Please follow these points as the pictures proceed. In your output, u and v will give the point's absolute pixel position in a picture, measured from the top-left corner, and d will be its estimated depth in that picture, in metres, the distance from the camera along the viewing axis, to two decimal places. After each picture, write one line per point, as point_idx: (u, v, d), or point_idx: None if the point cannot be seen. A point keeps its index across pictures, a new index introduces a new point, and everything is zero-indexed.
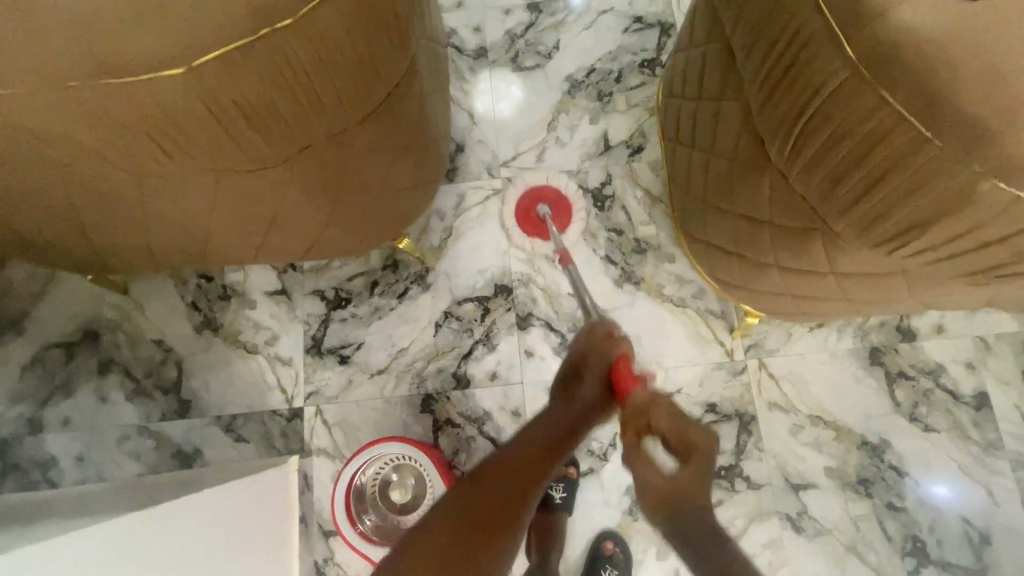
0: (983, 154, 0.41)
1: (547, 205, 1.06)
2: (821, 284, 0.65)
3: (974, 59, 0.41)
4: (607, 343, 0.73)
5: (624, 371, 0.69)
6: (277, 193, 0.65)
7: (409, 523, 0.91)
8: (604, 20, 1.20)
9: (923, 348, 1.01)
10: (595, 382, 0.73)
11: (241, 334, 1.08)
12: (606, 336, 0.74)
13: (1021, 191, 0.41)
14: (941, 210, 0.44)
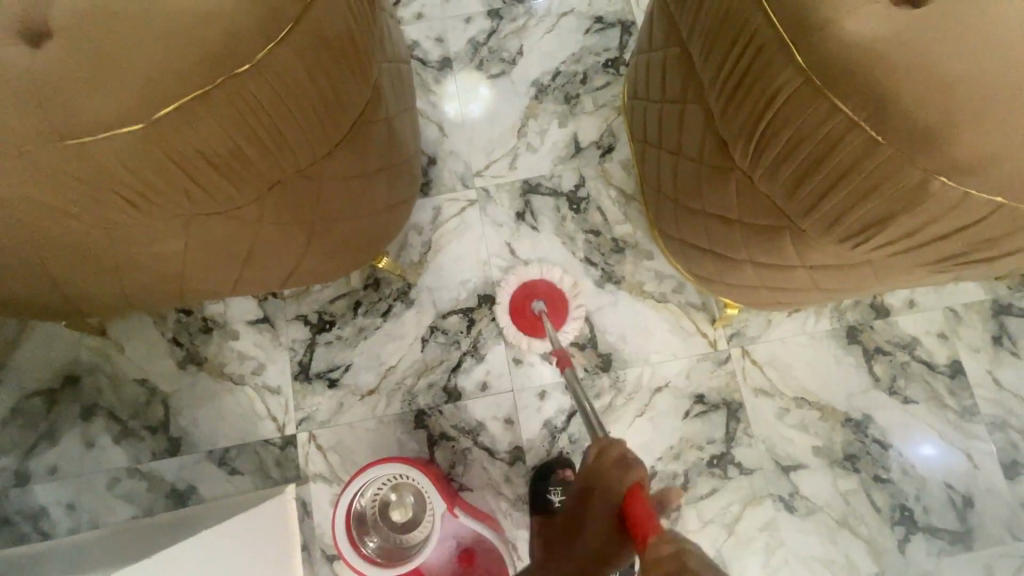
0: (934, 150, 0.42)
1: (541, 302, 1.02)
2: (792, 277, 0.67)
3: (914, 62, 0.43)
4: (619, 473, 0.57)
5: (643, 513, 0.52)
6: (250, 230, 0.65)
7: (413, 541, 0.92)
8: (565, 23, 1.21)
9: (897, 322, 1.04)
10: (604, 509, 0.56)
11: (226, 366, 1.07)
12: (618, 461, 0.58)
13: (965, 185, 0.43)
14: (897, 207, 0.46)
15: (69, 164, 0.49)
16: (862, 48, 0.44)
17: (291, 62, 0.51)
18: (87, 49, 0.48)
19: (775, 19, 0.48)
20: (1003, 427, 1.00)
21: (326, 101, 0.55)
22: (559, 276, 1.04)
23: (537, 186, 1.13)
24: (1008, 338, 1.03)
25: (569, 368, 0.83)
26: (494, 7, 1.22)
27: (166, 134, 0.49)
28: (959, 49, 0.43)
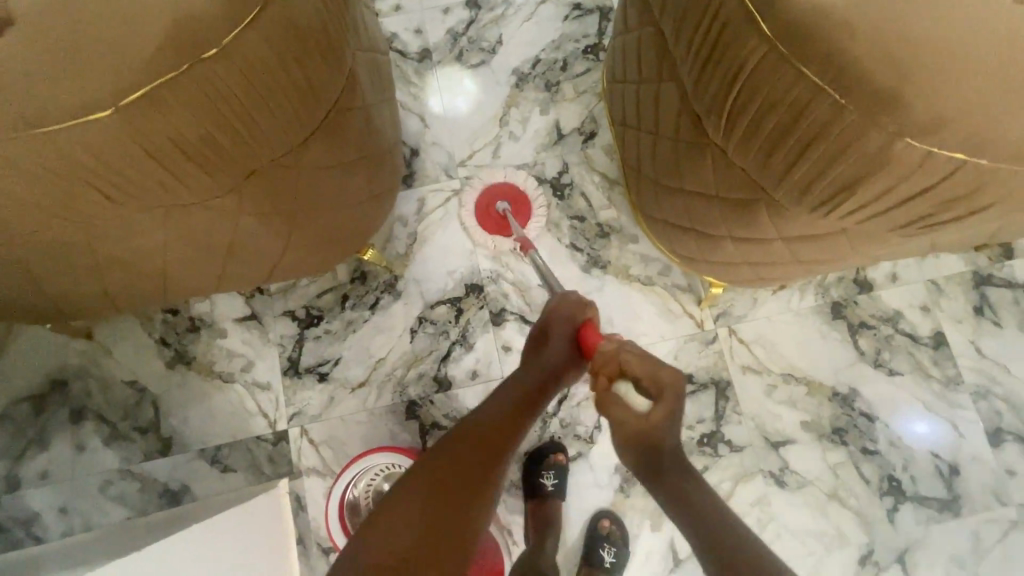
0: (894, 113, 0.43)
1: (505, 202, 1.08)
2: (772, 250, 0.67)
3: (875, 27, 0.43)
4: (575, 309, 0.79)
5: (592, 334, 0.76)
6: (228, 222, 0.65)
7: None
8: (544, 11, 1.21)
9: (880, 297, 1.05)
10: (562, 337, 0.77)
11: (215, 365, 1.06)
12: (575, 302, 0.80)
13: (929, 146, 0.44)
14: (864, 171, 0.47)
15: (38, 158, 0.49)
16: (825, 15, 0.44)
17: (259, 49, 0.51)
18: (49, 41, 0.47)
19: None
20: (986, 396, 1.01)
21: (297, 88, 0.55)
22: (525, 180, 1.10)
23: (521, 174, 1.13)
24: (989, 309, 1.05)
25: (531, 250, 0.99)
26: None
27: (136, 124, 0.49)
28: (919, 12, 0.43)
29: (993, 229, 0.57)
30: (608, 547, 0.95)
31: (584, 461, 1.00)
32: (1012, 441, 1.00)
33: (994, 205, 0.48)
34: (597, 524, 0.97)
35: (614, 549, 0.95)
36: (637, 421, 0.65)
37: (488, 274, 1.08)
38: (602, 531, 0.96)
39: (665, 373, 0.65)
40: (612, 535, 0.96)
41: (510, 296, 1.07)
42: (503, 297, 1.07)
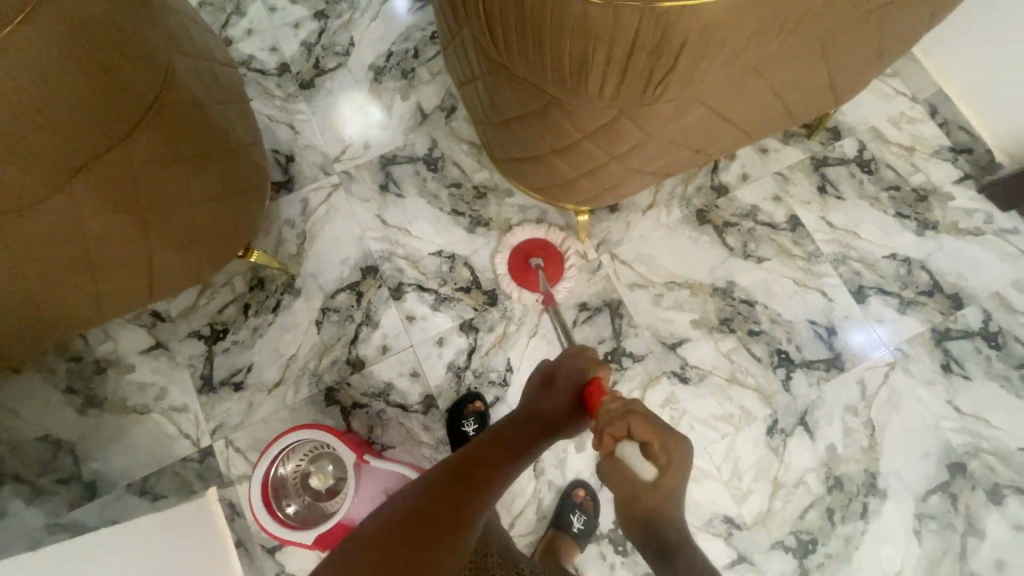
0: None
1: (539, 257, 1.09)
2: (584, 151, 0.76)
3: None
4: (587, 368, 0.86)
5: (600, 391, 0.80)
6: (69, 221, 0.69)
7: (333, 505, 0.95)
8: (387, 8, 1.29)
9: (736, 196, 1.16)
10: (565, 392, 0.84)
11: (129, 400, 1.07)
12: (589, 361, 0.87)
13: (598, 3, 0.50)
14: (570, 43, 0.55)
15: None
16: None
17: (35, 40, 0.56)
18: None
19: None
20: (845, 261, 1.12)
21: (82, 76, 0.60)
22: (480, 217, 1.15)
23: (394, 158, 1.19)
24: (831, 186, 1.16)
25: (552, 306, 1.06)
26: (319, 8, 1.29)
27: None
28: None
29: (733, 79, 0.66)
30: (579, 515, 0.98)
31: (503, 403, 1.07)
32: (874, 294, 1.11)
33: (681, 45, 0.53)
34: (573, 492, 1.00)
35: (584, 517, 0.98)
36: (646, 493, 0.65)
37: (380, 254, 1.14)
38: (576, 501, 0.99)
39: (677, 449, 0.65)
40: (585, 503, 0.99)
41: (405, 270, 1.13)
42: (398, 272, 1.13)
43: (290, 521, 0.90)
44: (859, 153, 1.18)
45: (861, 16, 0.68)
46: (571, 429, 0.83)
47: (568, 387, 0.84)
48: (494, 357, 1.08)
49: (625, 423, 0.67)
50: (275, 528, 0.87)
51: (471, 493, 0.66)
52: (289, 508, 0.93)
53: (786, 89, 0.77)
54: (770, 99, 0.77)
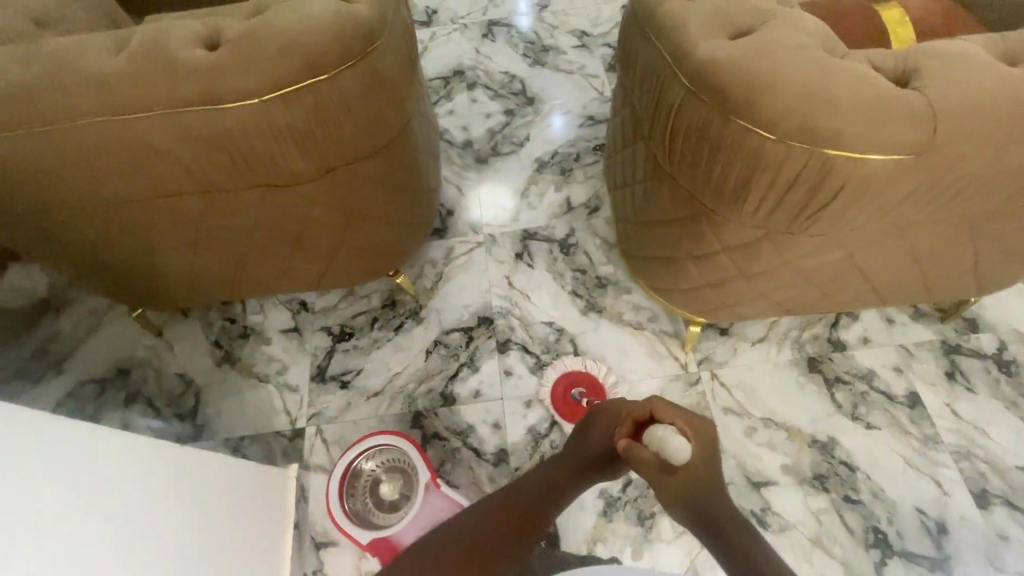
0: (747, 115, 0.62)
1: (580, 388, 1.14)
2: (720, 263, 0.85)
3: (761, 68, 0.62)
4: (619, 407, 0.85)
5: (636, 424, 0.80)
6: (304, 202, 0.89)
7: (387, 518, 0.99)
8: (563, 120, 1.54)
9: (854, 356, 1.15)
10: (602, 432, 0.83)
11: (255, 366, 1.23)
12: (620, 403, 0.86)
13: (787, 141, 0.61)
14: (746, 168, 0.65)
15: (188, 123, 0.72)
16: (713, 62, 0.65)
17: (355, 81, 0.75)
18: (235, 55, 0.71)
19: (664, 54, 0.72)
20: (968, 457, 1.05)
21: (370, 113, 0.80)
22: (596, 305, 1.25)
23: (534, 234, 1.36)
24: (961, 375, 1.12)
25: None
26: (510, 108, 1.57)
27: (255, 114, 0.72)
28: (787, 59, 0.62)
29: (881, 233, 0.73)
30: None
31: None
32: (999, 505, 1.01)
33: (845, 188, 0.63)
34: None
35: None
36: (677, 478, 0.70)
37: (499, 309, 1.26)
38: None
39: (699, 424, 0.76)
40: None
41: (515, 329, 1.23)
42: (509, 329, 1.23)
43: (349, 516, 0.97)
44: (997, 351, 1.13)
45: (1018, 212, 0.73)
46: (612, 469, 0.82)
47: (606, 430, 0.83)
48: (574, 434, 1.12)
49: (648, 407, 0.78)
50: (338, 517, 0.95)
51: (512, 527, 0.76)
52: (349, 506, 0.99)
53: (930, 260, 0.81)
54: (913, 264, 0.82)
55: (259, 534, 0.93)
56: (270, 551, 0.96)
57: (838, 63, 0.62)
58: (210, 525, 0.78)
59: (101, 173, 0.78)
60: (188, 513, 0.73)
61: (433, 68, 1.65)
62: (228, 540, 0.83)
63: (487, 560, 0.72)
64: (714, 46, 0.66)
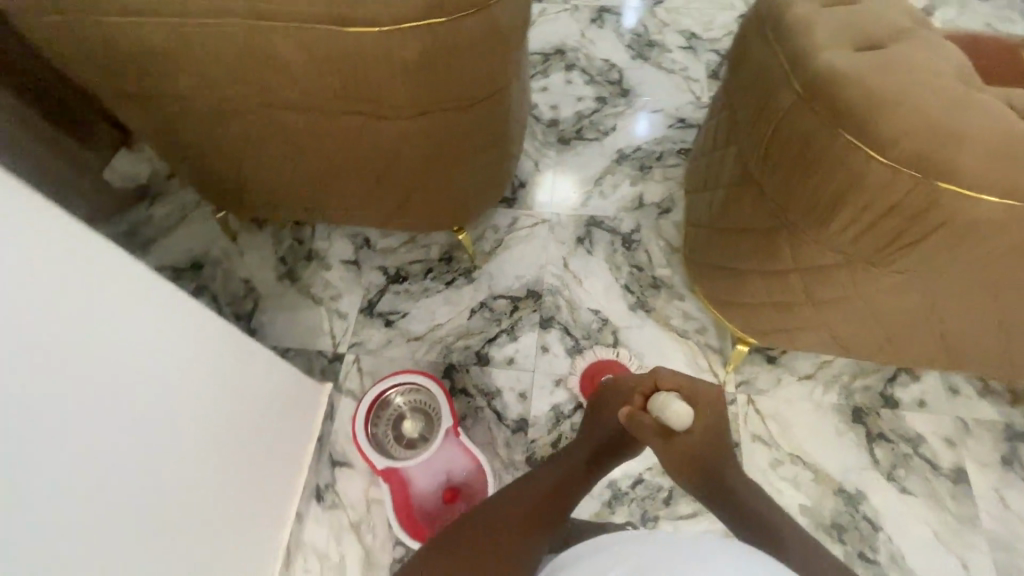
0: (854, 131, 0.61)
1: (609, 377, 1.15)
2: (788, 283, 0.83)
3: (886, 87, 0.60)
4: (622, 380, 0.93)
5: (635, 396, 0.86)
6: (396, 137, 0.93)
7: (401, 453, 1.04)
8: (654, 117, 1.53)
9: (904, 416, 1.09)
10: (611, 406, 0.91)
11: (312, 287, 1.30)
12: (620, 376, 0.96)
13: (897, 163, 0.59)
14: (844, 185, 0.63)
15: (313, 41, 0.76)
16: (837, 73, 0.63)
17: (473, 30, 0.77)
18: None
19: (784, 56, 0.71)
20: (1002, 546, 1.00)
21: (478, 62, 0.82)
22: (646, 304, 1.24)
23: (599, 223, 1.36)
24: (1018, 463, 1.05)
25: None
26: (603, 95, 1.57)
27: (373, 43, 0.76)
28: (916, 84, 0.60)
29: (971, 287, 0.69)
30: None
31: None
32: None
33: (946, 225, 0.60)
34: None
35: None
36: (681, 441, 0.78)
37: (549, 286, 1.27)
38: None
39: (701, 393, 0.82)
40: None
41: (561, 309, 1.25)
42: (555, 308, 1.25)
43: (370, 439, 1.01)
44: None
45: None
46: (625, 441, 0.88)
47: (613, 406, 0.90)
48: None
49: (654, 377, 0.84)
50: (361, 439, 0.99)
51: (554, 498, 0.78)
52: (372, 431, 1.03)
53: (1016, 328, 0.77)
54: (997, 329, 0.77)
55: (288, 437, 0.97)
56: (296, 453, 1.01)
57: (967, 97, 0.60)
58: (248, 418, 0.82)
59: (223, 75, 0.83)
60: (237, 398, 0.78)
61: (536, 42, 1.66)
62: (258, 435, 0.86)
63: (540, 520, 0.74)
64: (840, 56, 0.65)
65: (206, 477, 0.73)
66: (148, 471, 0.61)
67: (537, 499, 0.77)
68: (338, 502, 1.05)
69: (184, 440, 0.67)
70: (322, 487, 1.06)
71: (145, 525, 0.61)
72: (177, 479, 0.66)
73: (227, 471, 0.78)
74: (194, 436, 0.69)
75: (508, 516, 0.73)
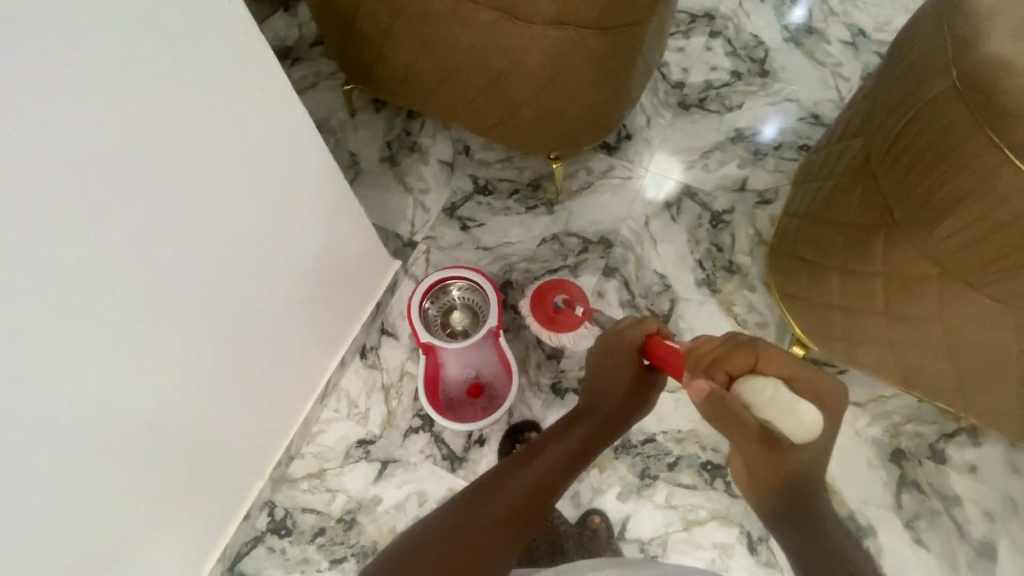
0: (1008, 135, 0.57)
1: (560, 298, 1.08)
2: (869, 289, 0.79)
3: None
4: (636, 328, 0.86)
5: (667, 354, 0.82)
6: (525, 49, 0.95)
7: (442, 335, 1.12)
8: (786, 106, 1.44)
9: (948, 475, 1.03)
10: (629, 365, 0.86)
11: (407, 177, 1.39)
12: (636, 321, 0.86)
13: None
14: (968, 188, 0.60)
15: None
16: (999, 68, 0.59)
17: None
18: None
19: (949, 44, 0.66)
20: None
21: None
22: (714, 284, 1.23)
23: (693, 194, 1.33)
24: None
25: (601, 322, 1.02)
26: (740, 70, 1.49)
27: None
28: None
29: None
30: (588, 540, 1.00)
31: None
32: None
33: None
34: (589, 518, 1.01)
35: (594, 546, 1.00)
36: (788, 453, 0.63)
37: (623, 240, 1.28)
38: (588, 525, 1.01)
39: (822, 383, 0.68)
40: (595, 531, 1.01)
41: (628, 264, 1.26)
42: (623, 261, 1.26)
43: (423, 312, 1.10)
44: None
45: None
46: (637, 395, 0.88)
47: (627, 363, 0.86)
48: (550, 339, 1.08)
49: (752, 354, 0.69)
50: (416, 308, 1.06)
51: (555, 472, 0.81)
52: (426, 307, 1.11)
53: None
54: None
55: (353, 299, 1.05)
56: (358, 311, 1.10)
57: None
58: (314, 278, 0.87)
59: None
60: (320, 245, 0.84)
61: None
62: (326, 290, 0.93)
63: (541, 500, 0.78)
64: (1015, 54, 0.60)
65: (188, 408, 0.73)
66: (237, 263, 0.69)
67: (538, 481, 0.79)
68: (377, 363, 1.15)
69: (239, 290, 0.72)
70: (366, 347, 1.16)
71: (221, 311, 0.71)
72: (247, 299, 0.75)
73: (230, 386, 0.80)
74: (287, 250, 0.78)
75: (510, 496, 0.76)
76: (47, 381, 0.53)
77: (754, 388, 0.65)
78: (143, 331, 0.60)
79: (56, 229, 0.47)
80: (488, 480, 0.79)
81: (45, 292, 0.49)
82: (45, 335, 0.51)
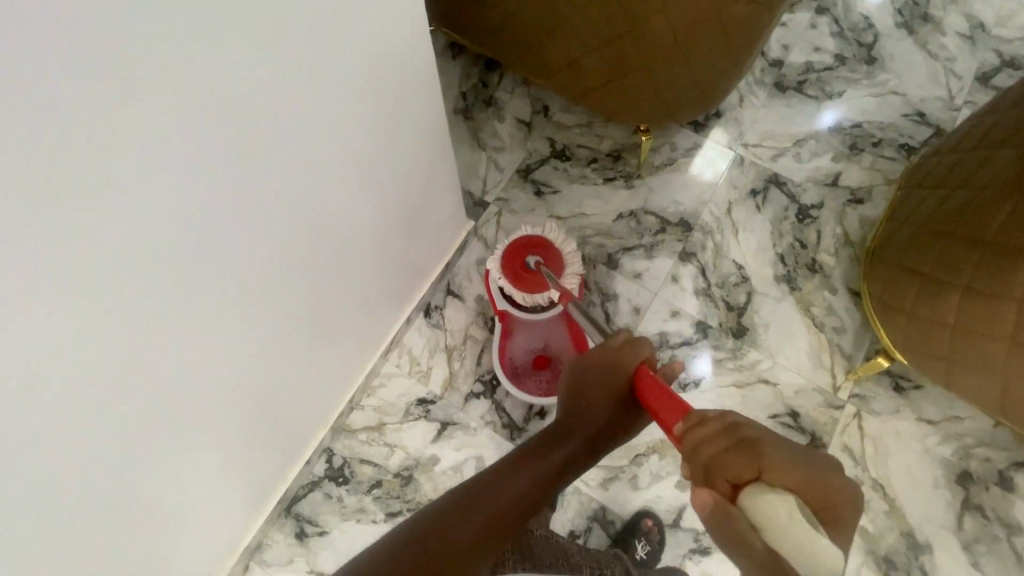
0: None
1: (537, 256, 1.03)
2: (994, 314, 0.75)
3: None
4: (628, 354, 0.75)
5: (658, 392, 0.69)
6: (654, 12, 0.88)
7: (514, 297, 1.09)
8: (891, 99, 1.34)
9: (1014, 503, 1.01)
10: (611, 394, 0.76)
11: (480, 132, 1.31)
12: (627, 345, 0.76)
13: None
14: None
15: None
16: None
17: None
18: None
19: None
20: None
21: None
22: (794, 281, 1.18)
23: (782, 184, 1.26)
24: None
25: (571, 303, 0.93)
26: (845, 54, 1.38)
27: None
28: None
29: None
30: (643, 543, 0.99)
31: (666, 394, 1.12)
32: None
33: None
34: (641, 521, 1.00)
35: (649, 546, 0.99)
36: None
37: (704, 224, 1.23)
38: (642, 530, 1.00)
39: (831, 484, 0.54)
40: (650, 533, 1.00)
41: (706, 251, 1.21)
42: (701, 247, 1.21)
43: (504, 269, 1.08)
44: None
45: None
46: (619, 425, 0.78)
47: (608, 391, 0.76)
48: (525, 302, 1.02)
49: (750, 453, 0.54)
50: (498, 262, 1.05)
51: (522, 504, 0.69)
52: None
53: None
54: None
55: (423, 257, 1.02)
56: (427, 268, 1.07)
57: None
58: (390, 233, 0.84)
59: None
60: (404, 196, 0.81)
61: None
62: (399, 249, 0.90)
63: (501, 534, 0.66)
64: None
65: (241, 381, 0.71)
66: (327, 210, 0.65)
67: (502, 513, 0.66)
68: (441, 323, 1.13)
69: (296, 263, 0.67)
70: (431, 306, 1.14)
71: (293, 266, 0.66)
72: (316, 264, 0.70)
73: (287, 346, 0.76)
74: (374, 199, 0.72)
75: (467, 528, 0.63)
76: (90, 360, 0.48)
77: (768, 516, 0.48)
78: (191, 297, 0.54)
79: (89, 201, 0.39)
80: (443, 506, 0.66)
81: (85, 267, 0.42)
82: (78, 316, 0.44)
